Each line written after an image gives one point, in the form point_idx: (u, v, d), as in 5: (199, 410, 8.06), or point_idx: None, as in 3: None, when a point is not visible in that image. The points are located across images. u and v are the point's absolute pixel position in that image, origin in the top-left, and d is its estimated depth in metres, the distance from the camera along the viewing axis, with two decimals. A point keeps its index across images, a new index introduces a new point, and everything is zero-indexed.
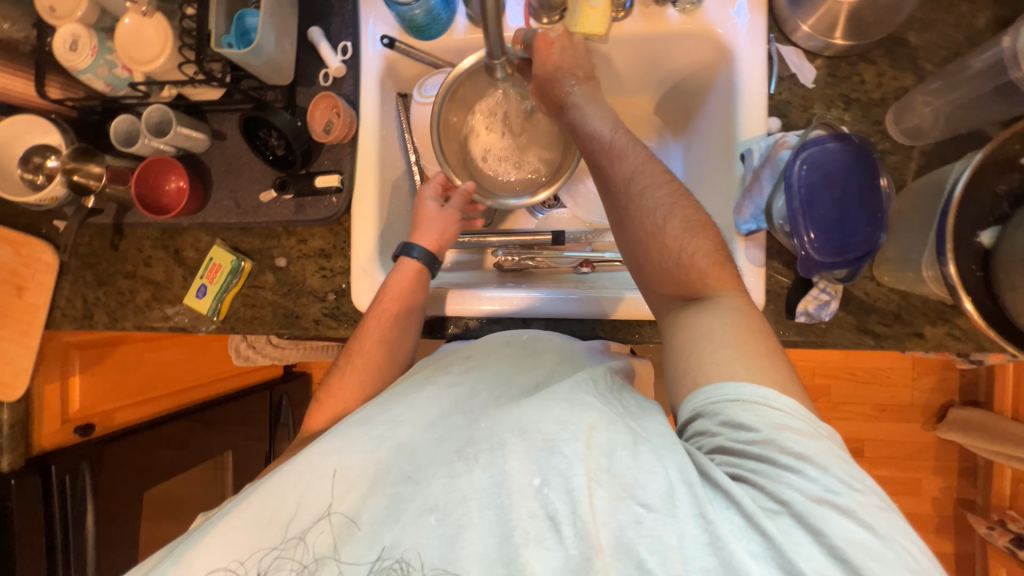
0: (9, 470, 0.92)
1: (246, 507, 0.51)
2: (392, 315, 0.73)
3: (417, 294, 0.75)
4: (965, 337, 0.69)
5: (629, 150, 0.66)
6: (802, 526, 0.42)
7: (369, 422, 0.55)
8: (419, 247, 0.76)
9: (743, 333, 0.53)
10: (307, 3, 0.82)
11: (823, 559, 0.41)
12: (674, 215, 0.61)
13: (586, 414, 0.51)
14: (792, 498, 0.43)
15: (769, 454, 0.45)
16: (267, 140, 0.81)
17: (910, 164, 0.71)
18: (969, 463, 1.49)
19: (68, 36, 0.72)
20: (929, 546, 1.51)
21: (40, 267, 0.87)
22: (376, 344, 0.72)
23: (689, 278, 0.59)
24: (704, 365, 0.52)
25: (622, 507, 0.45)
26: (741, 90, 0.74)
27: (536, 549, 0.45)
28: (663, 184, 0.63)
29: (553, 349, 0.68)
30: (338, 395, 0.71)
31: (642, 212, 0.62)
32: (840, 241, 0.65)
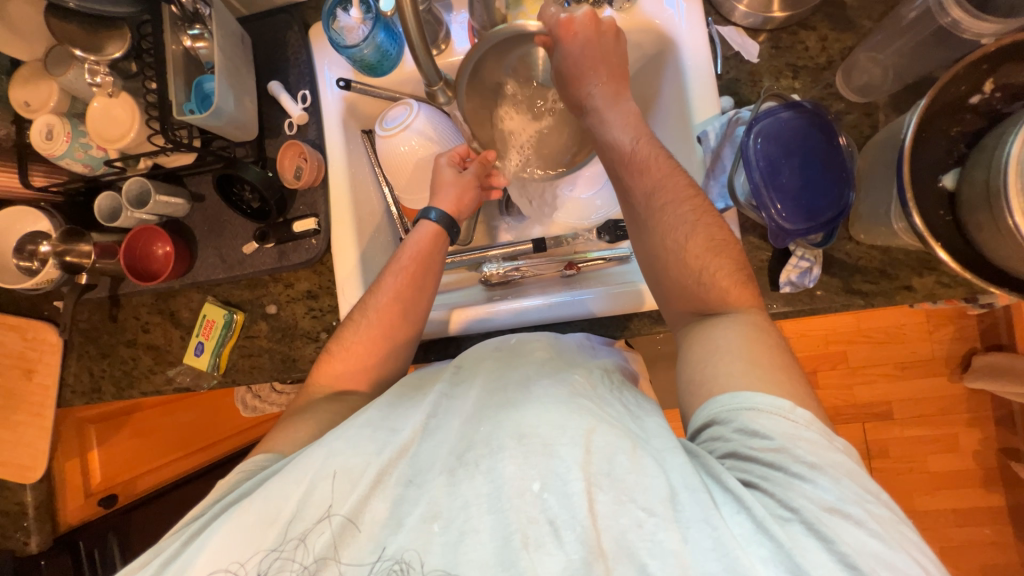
0: (37, 551, 0.94)
1: (250, 505, 0.50)
2: (410, 274, 0.72)
3: (434, 256, 0.75)
4: (955, 283, 0.68)
5: (652, 163, 0.67)
6: (813, 534, 0.42)
7: (375, 427, 0.55)
8: (439, 210, 0.78)
9: (759, 346, 0.54)
10: (265, 60, 0.86)
11: (834, 567, 0.40)
12: (696, 233, 0.62)
13: (584, 417, 0.50)
14: (802, 506, 0.43)
15: (780, 462, 0.46)
16: (242, 194, 0.84)
17: (868, 121, 0.72)
18: (1004, 411, 1.44)
19: (44, 127, 0.76)
20: (978, 503, 1.46)
21: (46, 348, 0.91)
22: (391, 302, 0.71)
23: (711, 297, 0.60)
24: (719, 376, 0.53)
25: (623, 511, 0.45)
26: (688, 73, 0.75)
27: (538, 553, 0.44)
28: (681, 202, 0.64)
29: (541, 347, 0.66)
30: (345, 355, 0.70)
31: (663, 229, 0.63)
32: (809, 206, 0.65)
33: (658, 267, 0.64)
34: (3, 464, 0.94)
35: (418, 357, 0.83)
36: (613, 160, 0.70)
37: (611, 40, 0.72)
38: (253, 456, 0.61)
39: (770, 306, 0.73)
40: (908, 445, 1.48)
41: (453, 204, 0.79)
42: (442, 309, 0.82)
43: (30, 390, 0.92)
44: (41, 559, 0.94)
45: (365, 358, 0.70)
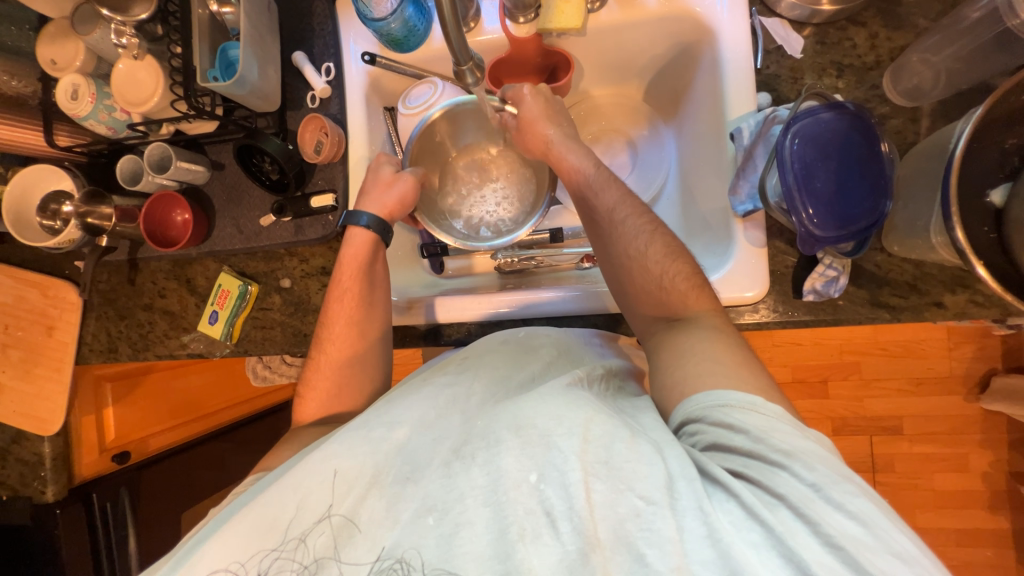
0: (53, 500, 0.97)
1: (248, 511, 0.52)
2: (354, 295, 0.74)
3: (372, 261, 0.77)
4: (989, 303, 0.65)
5: (608, 184, 0.70)
6: (801, 518, 0.42)
7: (365, 426, 0.55)
8: (367, 213, 0.76)
9: (723, 347, 0.55)
10: (290, 29, 0.84)
11: (823, 552, 0.40)
12: (654, 240, 0.65)
13: (582, 407, 0.50)
14: (784, 491, 0.43)
15: (759, 451, 0.46)
16: (262, 166, 0.83)
17: (914, 126, 0.68)
18: (1019, 434, 1.40)
19: (69, 86, 0.76)
20: (983, 524, 1.43)
21: (67, 306, 0.92)
22: (345, 327, 0.75)
23: (670, 299, 0.62)
24: (688, 377, 0.54)
25: (620, 500, 0.44)
26: (727, 65, 0.72)
27: (534, 545, 0.44)
28: (637, 212, 0.68)
29: (549, 343, 0.67)
30: (318, 395, 0.74)
31: (625, 238, 0.66)
32: (841, 213, 0.62)
33: (622, 279, 0.66)
34: (23, 415, 0.97)
35: (426, 340, 0.83)
36: (580, 187, 0.72)
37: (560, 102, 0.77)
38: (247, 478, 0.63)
39: (790, 313, 0.71)
40: (915, 462, 1.45)
41: (383, 206, 0.76)
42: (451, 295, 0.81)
43: (50, 345, 0.94)
44: (56, 509, 0.97)
45: (341, 391, 0.74)
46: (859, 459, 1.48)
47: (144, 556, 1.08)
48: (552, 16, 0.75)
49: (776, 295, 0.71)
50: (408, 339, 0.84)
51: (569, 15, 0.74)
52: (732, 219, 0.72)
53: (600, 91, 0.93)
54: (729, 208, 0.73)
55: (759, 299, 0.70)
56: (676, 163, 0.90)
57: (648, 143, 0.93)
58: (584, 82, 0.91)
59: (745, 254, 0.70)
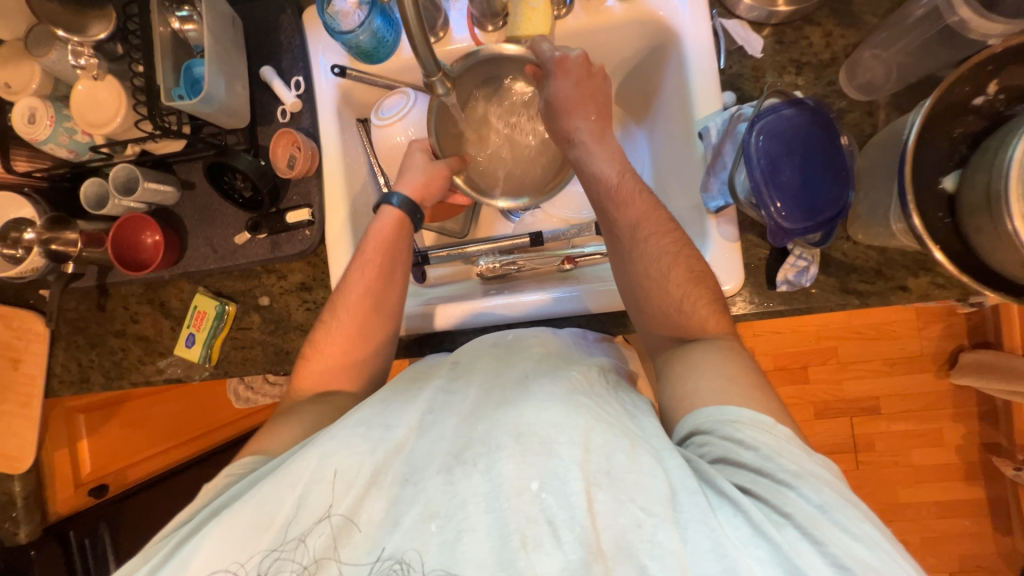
0: (26, 541, 0.93)
1: (242, 508, 0.50)
2: (376, 267, 0.72)
3: (399, 240, 0.75)
4: (950, 284, 0.69)
5: (631, 197, 0.69)
6: (807, 538, 0.43)
7: (369, 424, 0.54)
8: (399, 195, 0.76)
9: (737, 371, 0.57)
10: (257, 44, 0.83)
11: (826, 569, 0.41)
12: (677, 263, 0.65)
13: (583, 416, 0.50)
14: (794, 512, 0.44)
15: (767, 469, 0.48)
16: (234, 183, 0.82)
17: (870, 119, 0.71)
18: (988, 407, 1.46)
19: (25, 110, 0.73)
20: (959, 495, 1.49)
21: (33, 337, 0.89)
22: (360, 297, 0.72)
23: (690, 323, 0.64)
24: (699, 393, 0.56)
25: (623, 511, 0.45)
26: (692, 67, 0.74)
27: (537, 553, 0.44)
28: (662, 232, 0.67)
29: (539, 343, 0.67)
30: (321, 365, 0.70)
31: (646, 257, 0.66)
32: (808, 205, 0.64)
33: (639, 295, 0.67)
34: None
35: (412, 351, 0.83)
36: (600, 199, 0.71)
37: (598, 80, 0.75)
38: (238, 459, 0.61)
39: (766, 305, 0.73)
40: (894, 440, 1.51)
41: (413, 188, 0.76)
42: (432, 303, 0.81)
43: (16, 379, 0.90)
44: (30, 549, 0.93)
45: (344, 366, 0.71)
46: (841, 440, 1.53)
47: None
48: (520, 24, 0.76)
49: (751, 287, 0.73)
50: (394, 350, 0.84)
51: (537, 23, 0.76)
52: (704, 215, 0.74)
53: None
54: (701, 204, 0.75)
55: (735, 292, 0.72)
56: (649, 163, 0.92)
57: (621, 144, 0.95)
58: None
59: (720, 249, 0.72)
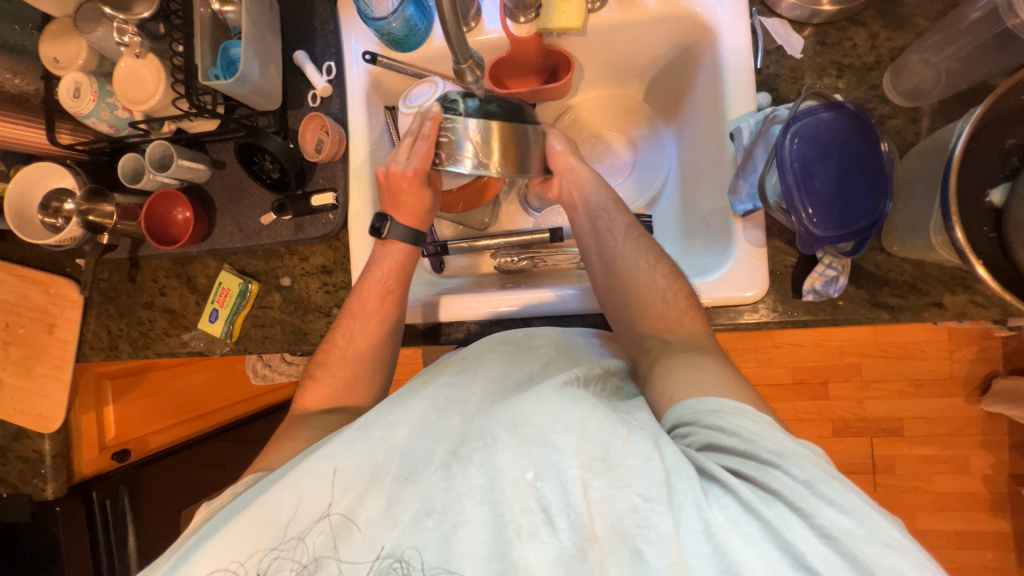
0: (53, 497, 0.98)
1: (246, 513, 0.51)
2: (382, 282, 0.76)
3: (405, 266, 0.78)
4: (989, 303, 0.65)
5: (618, 208, 0.76)
6: (796, 513, 0.42)
7: (364, 429, 0.55)
8: (394, 222, 0.78)
9: (717, 367, 0.58)
10: (291, 28, 0.85)
11: (818, 543, 0.41)
12: (659, 260, 0.71)
13: (579, 405, 0.50)
14: (778, 486, 0.44)
15: (752, 450, 0.47)
16: (263, 164, 0.84)
17: (913, 126, 0.68)
18: (1020, 437, 1.40)
19: (71, 84, 0.76)
20: (984, 527, 1.43)
21: (68, 304, 0.93)
22: (372, 319, 0.76)
23: (671, 315, 0.66)
24: (681, 385, 0.56)
25: (616, 496, 0.45)
26: (727, 66, 0.72)
27: (530, 542, 0.44)
28: (644, 236, 0.74)
29: (548, 343, 0.67)
30: (334, 381, 0.75)
31: (627, 254, 0.72)
32: (841, 213, 0.62)
33: (621, 289, 0.70)
34: (24, 413, 0.98)
35: (426, 339, 0.83)
36: (590, 211, 0.76)
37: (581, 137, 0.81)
38: (245, 476, 0.62)
39: (790, 313, 0.71)
40: (916, 464, 1.45)
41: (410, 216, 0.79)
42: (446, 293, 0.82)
43: (51, 343, 0.94)
44: (56, 505, 0.97)
45: (355, 382, 0.76)
46: (859, 461, 1.47)
47: (144, 555, 1.08)
48: (552, 16, 0.75)
49: (775, 295, 0.71)
50: (409, 338, 0.84)
51: (569, 15, 0.75)
52: (732, 218, 0.72)
53: (601, 90, 0.93)
54: (729, 207, 0.73)
55: (759, 298, 0.70)
56: (676, 163, 0.90)
57: (648, 143, 0.93)
58: (585, 82, 0.92)
59: (745, 254, 0.70)
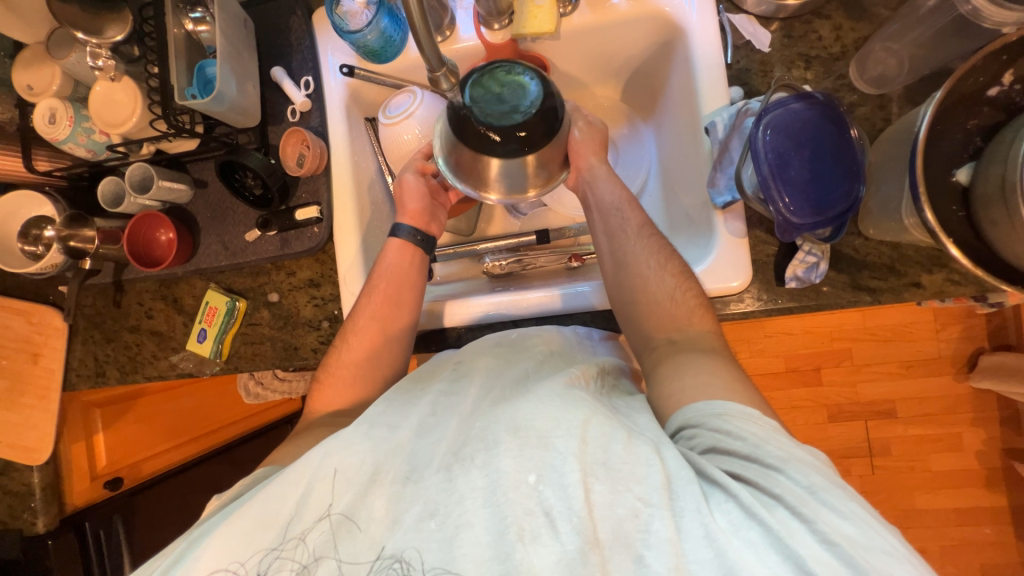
0: (45, 530, 0.96)
1: (250, 505, 0.51)
2: (384, 293, 0.75)
3: (414, 271, 0.78)
4: (965, 281, 0.67)
5: (631, 206, 0.73)
6: (798, 518, 0.43)
7: (370, 422, 0.56)
8: (405, 224, 0.79)
9: (721, 368, 0.58)
10: (268, 45, 0.85)
11: (820, 549, 0.41)
12: (670, 259, 0.69)
13: (581, 408, 0.50)
14: (781, 493, 0.44)
15: (756, 455, 0.47)
16: (245, 181, 0.83)
17: (882, 113, 0.70)
18: (1009, 411, 1.42)
19: (47, 110, 0.76)
20: (980, 502, 1.45)
21: (52, 332, 0.91)
22: (369, 322, 0.75)
23: (678, 314, 0.66)
24: (687, 388, 0.56)
25: (618, 501, 0.45)
26: (698, 63, 0.73)
27: (535, 546, 0.44)
28: (656, 235, 0.72)
29: (544, 343, 0.67)
30: (338, 379, 0.74)
31: (641, 253, 0.70)
32: (817, 200, 0.63)
33: (633, 287, 0.69)
34: (11, 446, 0.96)
35: (419, 347, 0.83)
36: (603, 211, 0.73)
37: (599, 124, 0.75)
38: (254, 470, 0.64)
39: (775, 301, 0.72)
40: (911, 444, 1.47)
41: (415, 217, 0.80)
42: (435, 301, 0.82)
43: (36, 373, 0.93)
44: (48, 539, 0.95)
45: (356, 381, 0.74)
46: (856, 444, 1.49)
47: None
48: (525, 21, 0.76)
49: (759, 284, 0.72)
50: None
51: (542, 20, 0.76)
52: (712, 211, 0.73)
53: (579, 92, 0.95)
54: (708, 200, 0.74)
55: (743, 289, 0.71)
56: (657, 160, 0.91)
57: (628, 142, 0.95)
58: (562, 85, 0.93)
59: (726, 245, 0.71)
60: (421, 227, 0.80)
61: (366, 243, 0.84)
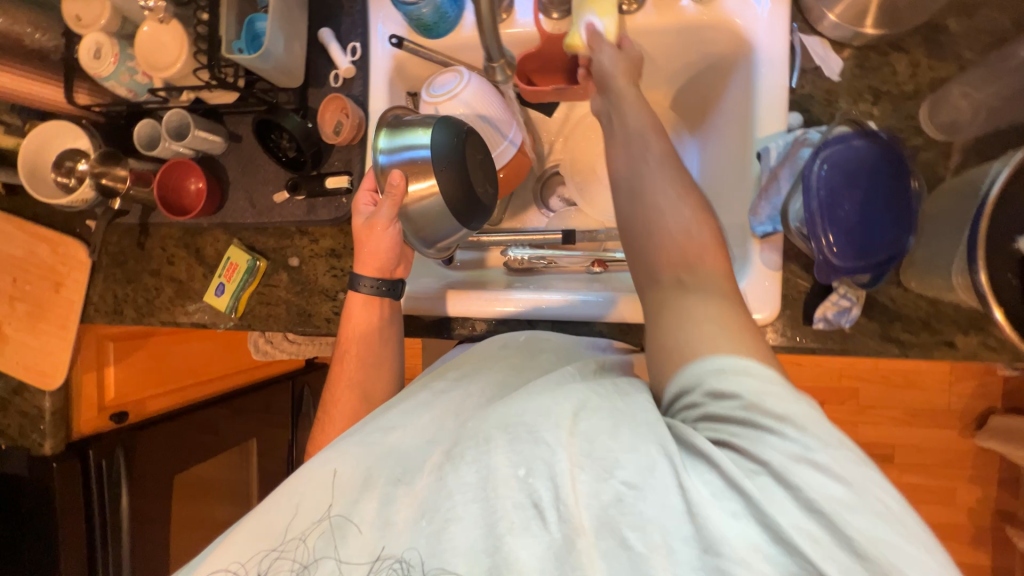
0: (51, 453, 1.00)
1: (247, 518, 0.53)
2: (355, 355, 0.76)
3: (371, 324, 0.76)
4: (1001, 348, 0.65)
5: (655, 135, 0.69)
6: (780, 484, 0.38)
7: (360, 431, 0.57)
8: (362, 278, 0.76)
9: (727, 315, 0.49)
10: (319, 3, 0.83)
11: (802, 517, 0.37)
12: (686, 194, 0.63)
13: (569, 400, 0.49)
14: (768, 452, 0.39)
15: (751, 416, 0.41)
16: (279, 142, 0.83)
17: (946, 161, 0.66)
18: (1010, 474, 1.40)
19: (92, 45, 0.74)
20: (961, 558, 1.44)
21: (76, 265, 0.93)
22: (348, 388, 0.75)
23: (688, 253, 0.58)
24: (688, 339, 0.48)
25: (601, 488, 0.43)
26: (761, 83, 0.70)
27: (522, 536, 0.44)
28: (678, 167, 0.67)
29: (551, 349, 0.68)
30: (346, 390, 0.75)
31: (654, 177, 0.66)
32: (862, 244, 0.61)
33: (645, 221, 0.63)
34: (27, 368, 0.99)
35: (431, 332, 0.83)
36: (625, 138, 0.71)
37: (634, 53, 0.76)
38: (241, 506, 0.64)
39: (799, 339, 0.70)
40: (903, 492, 1.46)
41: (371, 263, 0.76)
42: (450, 288, 0.81)
43: (57, 303, 0.95)
44: (52, 461, 0.99)
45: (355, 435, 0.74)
46: None
47: (136, 517, 1.09)
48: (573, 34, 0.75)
49: (786, 319, 0.71)
50: (414, 329, 0.84)
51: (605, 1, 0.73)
52: (749, 239, 0.71)
53: None
54: (747, 227, 0.72)
55: (767, 322, 0.69)
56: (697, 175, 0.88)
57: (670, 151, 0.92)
58: None
59: (760, 277, 0.69)
60: (382, 275, 0.77)
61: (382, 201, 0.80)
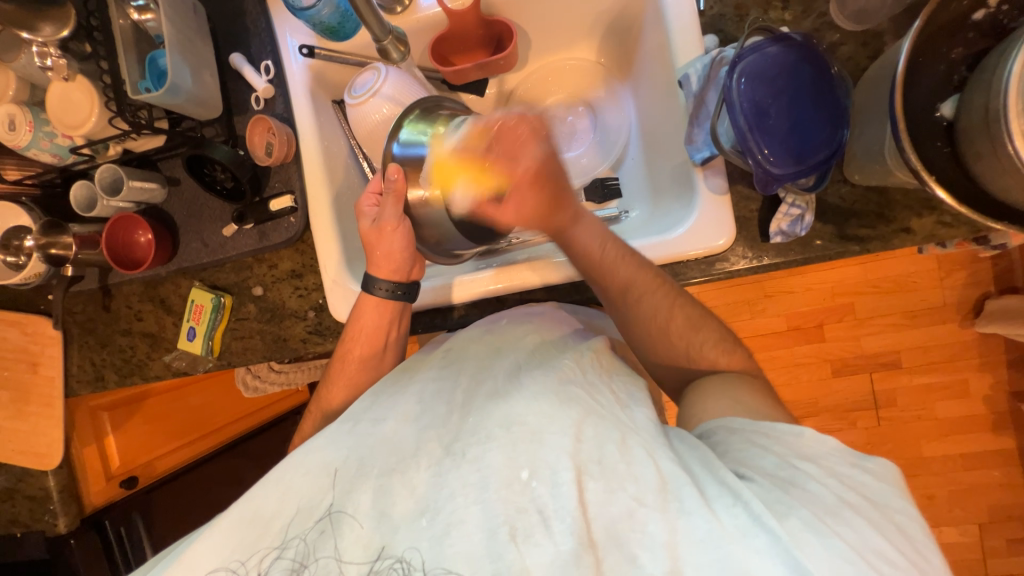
0: (66, 531, 1.00)
1: (232, 507, 0.52)
2: (360, 358, 0.73)
3: (382, 331, 0.73)
4: (958, 223, 0.65)
5: (623, 260, 0.66)
6: (813, 530, 0.43)
7: (354, 420, 0.57)
8: (380, 280, 0.72)
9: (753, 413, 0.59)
10: (225, 30, 0.82)
11: (828, 561, 0.42)
12: (676, 313, 0.68)
13: (572, 409, 0.52)
14: (796, 504, 0.45)
15: (782, 476, 0.49)
16: (214, 174, 0.82)
17: (864, 51, 0.66)
18: (1017, 353, 1.40)
19: (5, 117, 0.75)
20: (988, 447, 1.44)
21: (46, 341, 0.93)
22: (345, 389, 0.73)
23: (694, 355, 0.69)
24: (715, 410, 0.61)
25: (613, 500, 0.47)
26: (669, 13, 0.70)
27: (528, 546, 0.46)
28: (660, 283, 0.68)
29: (532, 332, 0.66)
30: (346, 387, 0.73)
31: (643, 313, 0.68)
32: (798, 147, 0.61)
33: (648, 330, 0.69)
34: (25, 452, 0.99)
35: None
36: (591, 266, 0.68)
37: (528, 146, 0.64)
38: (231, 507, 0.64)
39: (761, 258, 0.70)
40: (916, 393, 1.46)
41: (388, 262, 0.72)
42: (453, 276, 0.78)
43: (37, 382, 0.95)
44: (70, 538, 0.99)
45: None
46: (861, 398, 1.48)
47: None
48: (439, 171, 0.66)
49: (744, 241, 0.70)
50: None
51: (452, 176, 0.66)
52: (692, 169, 0.71)
53: (552, 57, 0.92)
54: (688, 158, 0.72)
55: (729, 246, 0.69)
56: (635, 123, 0.89)
57: (606, 104, 0.91)
58: (532, 52, 0.90)
59: (708, 204, 0.69)
60: (398, 278, 0.73)
61: (343, 229, 0.82)
